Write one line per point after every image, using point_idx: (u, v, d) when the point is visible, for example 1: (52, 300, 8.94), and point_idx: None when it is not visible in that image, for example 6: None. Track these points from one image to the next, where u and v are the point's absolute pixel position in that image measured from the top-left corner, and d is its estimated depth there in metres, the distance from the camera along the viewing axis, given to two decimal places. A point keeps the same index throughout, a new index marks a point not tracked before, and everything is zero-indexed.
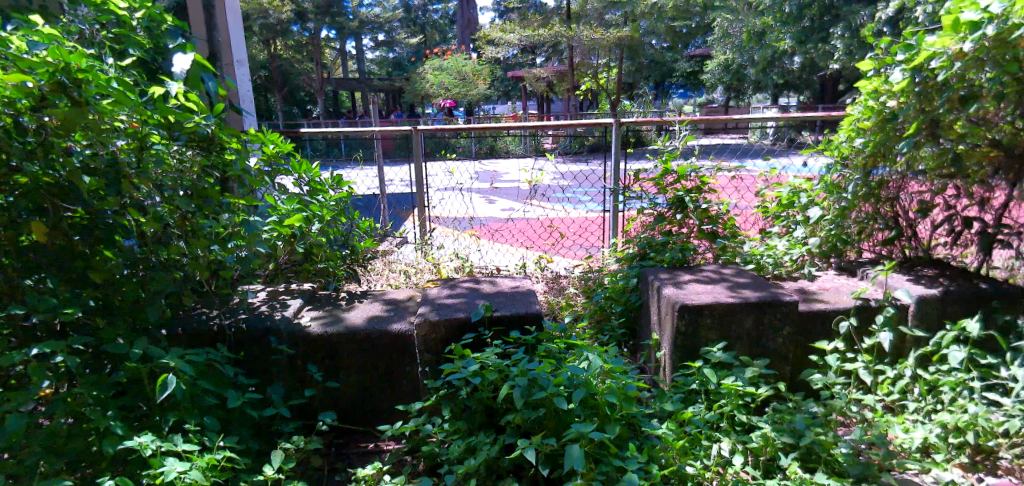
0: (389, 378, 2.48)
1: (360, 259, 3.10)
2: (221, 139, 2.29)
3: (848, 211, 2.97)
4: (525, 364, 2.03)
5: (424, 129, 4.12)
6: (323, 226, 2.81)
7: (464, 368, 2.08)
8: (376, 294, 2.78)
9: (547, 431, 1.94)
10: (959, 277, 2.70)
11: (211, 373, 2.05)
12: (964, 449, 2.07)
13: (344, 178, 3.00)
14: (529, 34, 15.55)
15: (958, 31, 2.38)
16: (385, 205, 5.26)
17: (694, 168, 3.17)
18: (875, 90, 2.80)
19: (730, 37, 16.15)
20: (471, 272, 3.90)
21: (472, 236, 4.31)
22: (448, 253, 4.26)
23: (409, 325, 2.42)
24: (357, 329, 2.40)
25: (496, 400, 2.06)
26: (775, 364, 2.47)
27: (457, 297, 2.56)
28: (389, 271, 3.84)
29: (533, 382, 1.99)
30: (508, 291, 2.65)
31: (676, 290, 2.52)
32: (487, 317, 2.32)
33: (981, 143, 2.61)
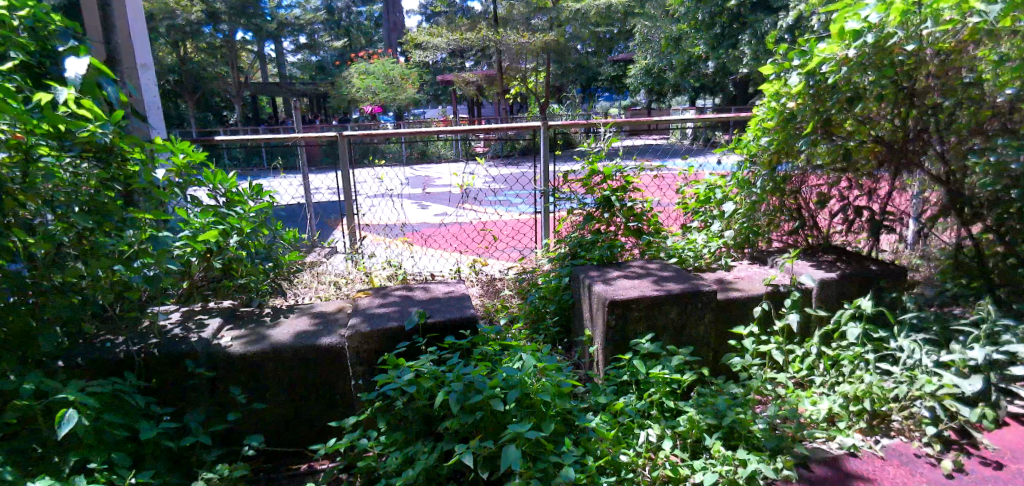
0: (320, 395, 2.43)
1: (285, 272, 3.01)
2: (122, 150, 2.15)
3: (758, 204, 3.19)
4: (460, 369, 2.06)
5: (350, 134, 4.02)
6: (242, 239, 2.68)
7: (398, 380, 2.08)
8: (303, 308, 2.72)
9: (485, 433, 1.98)
10: (853, 261, 2.96)
11: (119, 404, 1.95)
12: (862, 416, 2.30)
13: (264, 187, 2.88)
14: (455, 38, 15.51)
15: (844, 39, 2.67)
16: (311, 215, 4.93)
17: (619, 168, 3.26)
18: (776, 93, 3.02)
19: (650, 43, 16.88)
20: (404, 280, 3.86)
21: (404, 242, 4.27)
22: (380, 261, 4.20)
23: (339, 338, 2.39)
24: (284, 346, 2.35)
25: (432, 408, 2.07)
26: (699, 351, 2.62)
27: (389, 306, 2.57)
28: (317, 283, 3.76)
29: (469, 386, 2.01)
30: (442, 297, 2.67)
31: (607, 286, 2.62)
32: (421, 324, 2.35)
33: (867, 140, 2.92)
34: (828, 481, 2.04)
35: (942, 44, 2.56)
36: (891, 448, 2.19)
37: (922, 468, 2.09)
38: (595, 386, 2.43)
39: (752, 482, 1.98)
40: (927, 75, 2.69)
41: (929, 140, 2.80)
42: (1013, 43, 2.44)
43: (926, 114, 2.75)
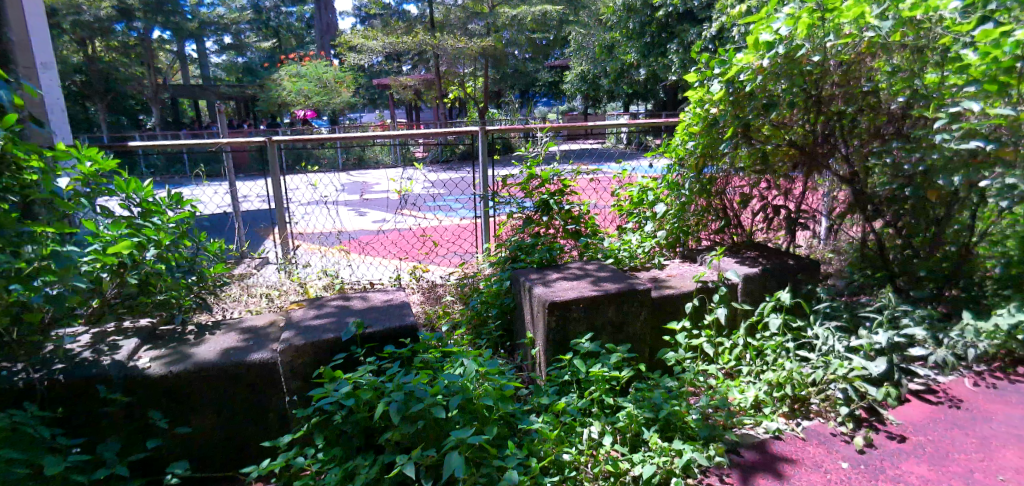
0: (251, 415, 2.35)
1: (210, 286, 2.83)
2: (16, 157, 2.04)
3: (687, 205, 3.35)
4: (400, 379, 2.04)
5: (280, 139, 3.88)
6: (159, 252, 2.51)
7: (336, 392, 2.07)
8: (231, 324, 2.62)
9: (427, 443, 1.97)
10: (773, 256, 3.17)
11: (19, 439, 1.84)
12: (785, 400, 2.48)
13: (185, 196, 2.73)
14: (391, 41, 15.35)
15: (758, 50, 2.86)
16: (239, 224, 4.75)
17: (557, 172, 3.37)
18: (700, 100, 3.23)
19: (585, 50, 17.31)
20: (342, 289, 3.79)
21: (341, 251, 4.18)
22: (315, 271, 4.09)
23: (270, 353, 2.32)
24: (209, 365, 2.25)
25: (373, 419, 2.05)
26: (636, 348, 2.72)
27: (325, 317, 2.53)
28: (247, 296, 3.63)
29: (410, 395, 2.00)
30: (380, 306, 2.65)
31: (546, 289, 2.68)
32: (359, 335, 2.33)
33: (783, 143, 3.12)
34: (756, 464, 2.19)
35: (844, 56, 2.80)
36: (811, 429, 2.36)
37: (838, 445, 2.27)
38: (537, 387, 2.47)
39: (687, 470, 2.10)
40: (832, 84, 2.91)
41: (836, 143, 3.03)
42: (902, 56, 2.71)
43: (832, 120, 2.99)
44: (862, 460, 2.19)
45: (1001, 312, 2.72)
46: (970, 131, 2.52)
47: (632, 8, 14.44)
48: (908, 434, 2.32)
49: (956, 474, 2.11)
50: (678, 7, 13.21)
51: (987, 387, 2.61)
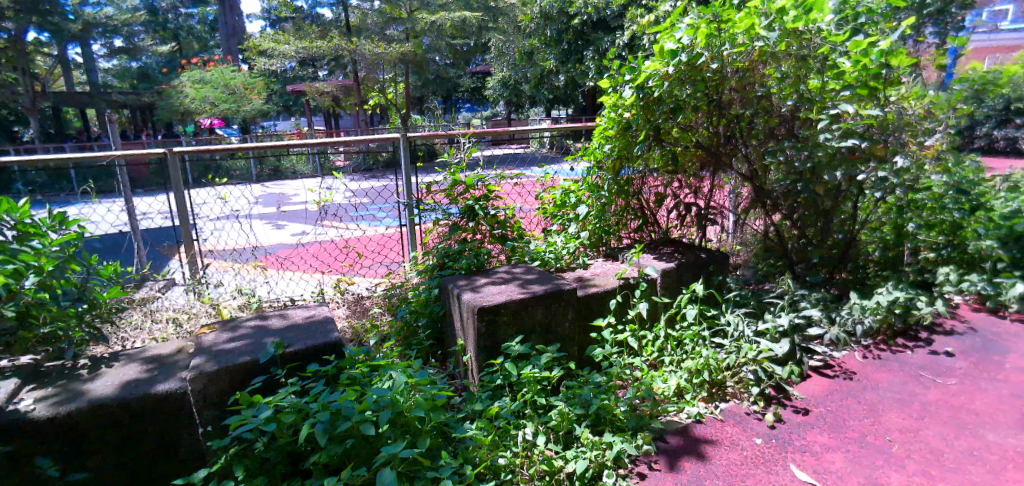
0: (159, 449, 2.22)
1: (104, 313, 2.59)
2: None
3: (607, 206, 3.47)
4: (326, 398, 2.00)
5: (180, 150, 3.65)
6: (42, 279, 2.31)
7: (255, 417, 1.95)
8: (131, 353, 2.46)
9: (357, 461, 1.94)
10: (687, 250, 3.37)
11: None
12: (704, 386, 2.65)
13: (69, 215, 2.56)
14: (304, 46, 14.88)
15: (664, 58, 3.02)
16: (139, 244, 4.44)
17: (481, 178, 3.34)
18: (614, 104, 3.35)
19: (505, 56, 17.54)
20: (259, 308, 3.64)
21: (256, 267, 4.00)
22: (229, 290, 3.90)
23: (177, 382, 2.19)
24: (106, 401, 2.10)
25: (298, 443, 1.98)
26: (565, 346, 2.82)
27: (241, 340, 2.43)
28: (153, 323, 3.42)
29: (336, 414, 1.95)
30: (303, 322, 2.58)
31: (475, 295, 2.72)
32: (280, 355, 2.27)
33: (691, 146, 3.39)
34: (681, 449, 2.33)
35: (738, 64, 3.02)
36: (728, 410, 2.55)
37: (752, 423, 2.46)
38: (470, 394, 2.49)
39: (618, 462, 2.21)
40: (730, 90, 3.15)
41: (737, 143, 3.30)
42: (789, 63, 2.97)
43: (732, 123, 3.23)
44: (773, 434, 2.40)
45: (881, 292, 3.20)
46: (847, 131, 2.85)
47: (549, 16, 14.79)
48: (811, 407, 2.56)
49: (852, 439, 2.35)
50: (592, 15, 13.66)
51: (874, 358, 2.93)
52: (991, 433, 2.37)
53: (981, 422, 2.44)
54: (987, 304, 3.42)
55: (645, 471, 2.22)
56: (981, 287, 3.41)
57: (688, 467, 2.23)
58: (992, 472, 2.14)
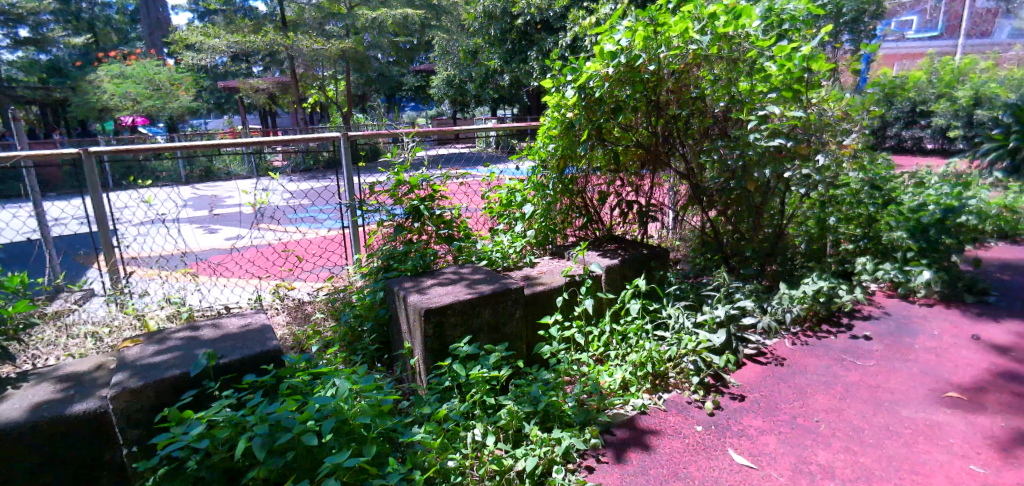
0: (76, 474, 2.08)
1: (10, 330, 2.39)
2: None
3: (552, 204, 3.51)
4: (264, 409, 1.92)
5: (97, 151, 3.42)
6: None
7: (186, 435, 1.85)
8: (43, 372, 2.29)
9: (299, 474, 1.87)
10: (629, 247, 3.45)
11: None
12: (647, 378, 2.73)
13: None
14: (237, 40, 14.27)
15: (603, 59, 3.08)
16: (51, 253, 4.13)
17: (425, 178, 3.30)
18: (557, 105, 3.39)
19: (449, 55, 17.41)
20: (190, 318, 3.46)
21: (186, 275, 3.80)
22: (156, 300, 3.69)
23: (96, 402, 2.06)
24: (13, 425, 1.95)
25: (235, 459, 1.89)
26: (514, 345, 2.82)
27: (168, 352, 2.31)
28: (69, 339, 3.19)
29: (276, 426, 1.88)
30: (237, 332, 2.47)
31: (421, 296, 2.68)
32: (211, 367, 2.15)
33: (631, 145, 3.49)
34: (627, 441, 2.38)
35: (674, 65, 3.11)
36: (670, 400, 2.64)
37: (692, 411, 2.55)
38: (418, 398, 2.45)
39: (566, 457, 2.23)
40: (666, 91, 3.25)
41: (675, 143, 3.43)
42: (720, 67, 3.09)
43: (670, 123, 3.36)
44: (713, 421, 2.50)
45: (807, 281, 3.41)
46: (775, 131, 3.01)
47: (493, 16, 14.78)
48: (747, 393, 2.68)
49: (784, 421, 2.48)
50: (535, 15, 13.76)
51: (802, 344, 3.10)
52: (905, 409, 2.55)
53: (896, 399, 2.62)
54: (899, 290, 3.65)
55: (593, 465, 2.25)
56: (893, 274, 3.65)
57: (634, 458, 2.28)
58: (906, 444, 2.30)
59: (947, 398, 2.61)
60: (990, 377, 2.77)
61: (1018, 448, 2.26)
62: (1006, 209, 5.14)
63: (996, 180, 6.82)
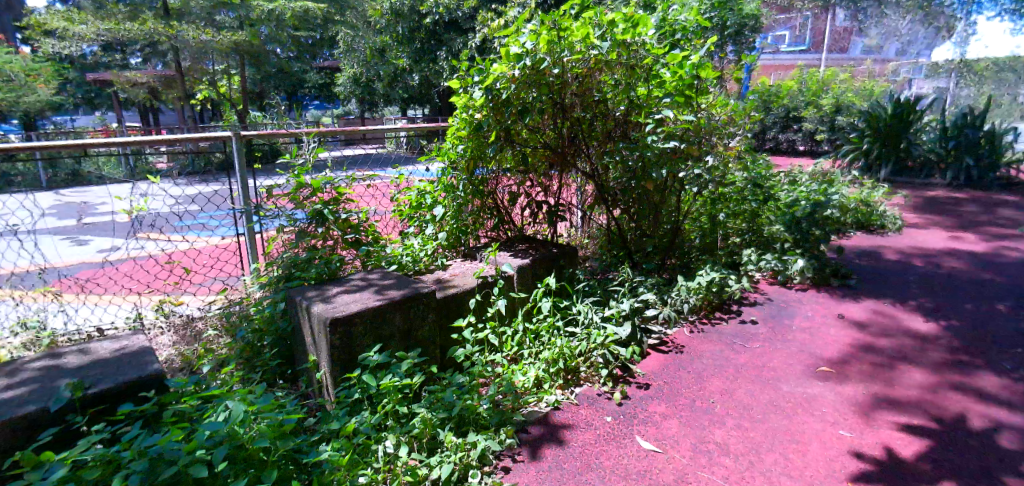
0: None
1: None
2: None
3: (463, 206, 3.44)
4: (143, 442, 1.72)
5: None
6: None
7: (46, 479, 1.62)
8: None
9: None
10: (540, 246, 3.48)
11: None
12: (560, 373, 2.76)
13: None
14: (111, 28, 12.98)
15: (510, 61, 3.08)
16: None
17: (329, 180, 3.11)
18: (465, 105, 3.33)
19: (354, 52, 16.87)
20: (54, 344, 3.07)
21: (48, 294, 3.37)
22: (9, 325, 3.24)
23: None
24: None
25: None
26: (427, 351, 2.75)
27: (23, 385, 2.03)
28: None
29: (158, 460, 1.69)
30: (109, 357, 2.22)
31: (326, 306, 2.54)
32: (77, 400, 1.92)
33: (539, 146, 3.53)
34: (542, 437, 2.39)
35: (578, 70, 3.19)
36: (582, 393, 2.68)
37: (602, 403, 2.61)
38: (325, 413, 2.32)
39: (483, 460, 2.20)
40: (571, 94, 3.31)
41: (580, 144, 3.51)
42: (620, 72, 3.23)
43: (575, 125, 3.42)
44: (621, 411, 2.57)
45: (702, 273, 3.60)
46: (669, 133, 3.18)
47: (400, 14, 14.50)
48: (652, 381, 2.78)
49: (684, 405, 2.60)
50: (444, 15, 13.72)
51: (699, 331, 3.27)
52: (785, 384, 2.76)
53: (778, 376, 2.83)
54: (778, 278, 3.94)
55: (509, 465, 2.24)
56: (773, 263, 3.94)
57: (549, 454, 2.29)
58: (788, 417, 2.49)
59: (819, 372, 2.85)
60: (852, 351, 3.06)
61: (877, 412, 2.51)
62: (862, 203, 5.75)
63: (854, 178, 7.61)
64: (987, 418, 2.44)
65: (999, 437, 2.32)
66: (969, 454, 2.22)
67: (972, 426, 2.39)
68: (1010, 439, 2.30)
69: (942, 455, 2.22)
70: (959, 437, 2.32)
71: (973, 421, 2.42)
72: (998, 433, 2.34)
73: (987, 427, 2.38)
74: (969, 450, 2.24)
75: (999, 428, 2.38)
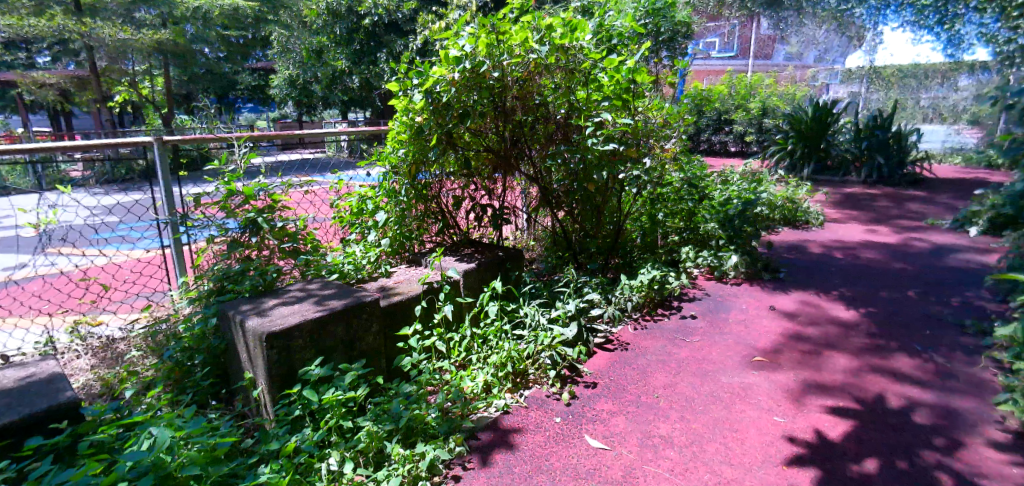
0: None
1: None
2: None
3: (406, 211, 3.39)
4: (55, 478, 1.58)
5: None
6: None
7: None
8: None
9: None
10: (485, 250, 3.47)
11: None
12: (508, 377, 2.74)
13: None
14: (15, 24, 11.96)
15: (448, 64, 3.04)
16: None
17: (262, 186, 2.96)
18: (404, 109, 3.25)
19: (289, 53, 16.29)
20: None
21: None
22: None
23: None
24: None
25: None
26: (372, 361, 2.66)
27: None
28: None
29: None
30: (14, 387, 2.03)
31: (261, 319, 2.42)
32: None
33: (481, 149, 3.51)
34: (492, 443, 2.36)
35: (518, 74, 3.15)
36: (531, 396, 2.67)
37: (551, 404, 2.61)
38: (264, 433, 2.20)
39: (432, 470, 2.15)
40: (512, 98, 3.26)
41: (522, 147, 3.48)
42: (560, 76, 3.21)
43: (517, 128, 3.39)
44: (570, 411, 2.57)
45: (643, 271, 3.69)
46: (608, 136, 3.24)
47: (337, 13, 14.12)
48: (598, 380, 2.80)
49: (630, 401, 2.63)
50: (383, 16, 13.49)
51: (643, 329, 3.32)
52: (724, 376, 2.84)
53: (717, 368, 2.90)
54: (715, 274, 4.07)
55: (459, 473, 2.20)
56: (709, 260, 4.07)
57: (499, 459, 2.27)
58: (726, 407, 2.56)
59: (754, 362, 2.96)
60: (784, 340, 3.19)
61: (807, 397, 2.62)
62: (788, 200, 6.03)
63: (779, 176, 7.99)
64: (903, 396, 2.60)
65: (915, 414, 2.47)
66: (890, 432, 2.36)
67: (891, 404, 2.54)
68: (924, 416, 2.45)
69: (867, 435, 2.34)
70: (880, 416, 2.46)
71: (891, 400, 2.57)
72: (915, 410, 2.49)
73: (903, 405, 2.53)
74: (889, 428, 2.38)
75: (914, 406, 2.53)
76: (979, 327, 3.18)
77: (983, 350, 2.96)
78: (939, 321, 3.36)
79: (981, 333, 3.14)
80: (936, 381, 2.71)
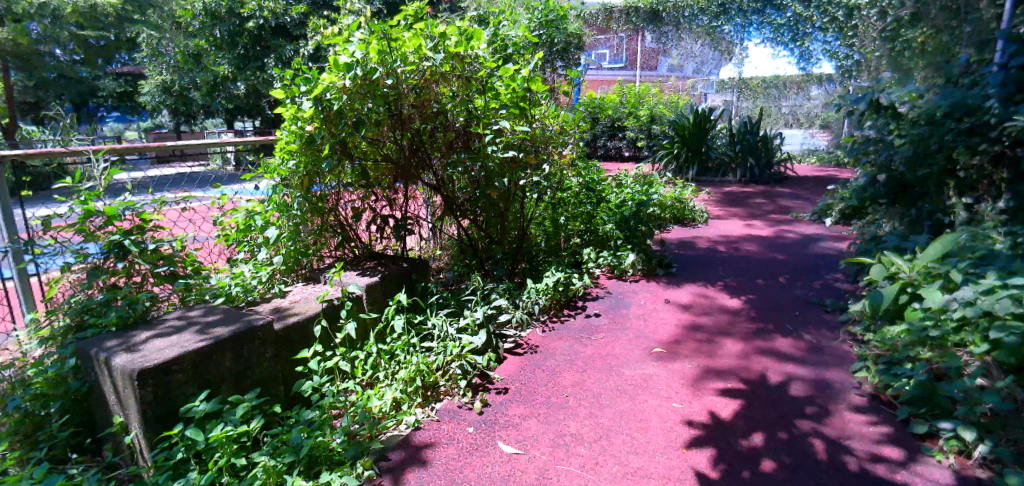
0: None
1: None
2: None
3: (300, 226, 3.12)
4: None
5: None
6: None
7: None
8: None
9: None
10: (389, 262, 3.35)
11: None
12: (418, 391, 2.63)
13: None
14: None
15: (338, 70, 2.85)
16: None
17: (128, 204, 2.61)
18: (293, 117, 2.97)
19: (161, 57, 14.77)
20: None
21: None
22: None
23: None
24: None
25: None
26: (268, 389, 2.45)
27: None
28: None
29: None
30: None
31: (132, 355, 2.14)
32: None
33: (380, 159, 3.38)
34: (403, 463, 2.24)
35: (412, 81, 3.08)
36: (442, 409, 2.59)
37: (463, 414, 2.54)
38: None
39: None
40: (408, 105, 3.17)
41: (424, 156, 3.39)
42: (457, 84, 3.18)
43: (415, 136, 3.31)
44: (482, 420, 2.51)
45: (547, 274, 3.72)
46: (507, 144, 3.30)
47: (216, 15, 12.65)
48: (509, 385, 2.77)
49: (541, 403, 2.62)
50: (270, 19, 12.64)
51: (550, 330, 3.34)
52: (626, 369, 2.91)
53: (620, 362, 2.98)
54: (614, 272, 4.20)
55: None
56: (609, 259, 4.20)
57: (411, 478, 2.16)
58: (630, 398, 2.63)
59: (654, 354, 3.06)
60: (680, 331, 3.34)
61: (702, 382, 2.75)
62: (676, 201, 6.38)
63: (668, 179, 8.45)
64: (782, 373, 2.80)
65: (792, 387, 2.67)
66: (773, 406, 2.52)
67: (772, 381, 2.73)
68: (799, 388, 2.66)
69: (755, 411, 2.49)
70: (765, 392, 2.63)
71: (772, 378, 2.75)
72: (792, 383, 2.70)
73: (781, 380, 2.73)
74: (772, 402, 2.55)
75: (791, 380, 2.73)
76: (838, 304, 3.51)
77: (842, 325, 3.27)
78: (806, 302, 3.68)
79: (840, 310, 3.46)
80: (808, 356, 2.95)
